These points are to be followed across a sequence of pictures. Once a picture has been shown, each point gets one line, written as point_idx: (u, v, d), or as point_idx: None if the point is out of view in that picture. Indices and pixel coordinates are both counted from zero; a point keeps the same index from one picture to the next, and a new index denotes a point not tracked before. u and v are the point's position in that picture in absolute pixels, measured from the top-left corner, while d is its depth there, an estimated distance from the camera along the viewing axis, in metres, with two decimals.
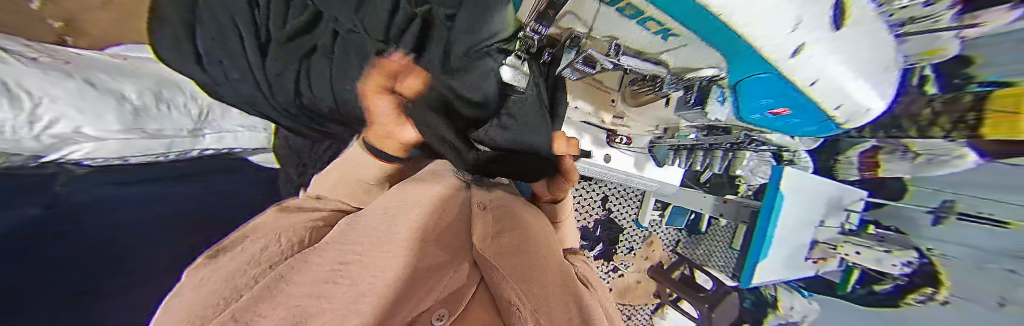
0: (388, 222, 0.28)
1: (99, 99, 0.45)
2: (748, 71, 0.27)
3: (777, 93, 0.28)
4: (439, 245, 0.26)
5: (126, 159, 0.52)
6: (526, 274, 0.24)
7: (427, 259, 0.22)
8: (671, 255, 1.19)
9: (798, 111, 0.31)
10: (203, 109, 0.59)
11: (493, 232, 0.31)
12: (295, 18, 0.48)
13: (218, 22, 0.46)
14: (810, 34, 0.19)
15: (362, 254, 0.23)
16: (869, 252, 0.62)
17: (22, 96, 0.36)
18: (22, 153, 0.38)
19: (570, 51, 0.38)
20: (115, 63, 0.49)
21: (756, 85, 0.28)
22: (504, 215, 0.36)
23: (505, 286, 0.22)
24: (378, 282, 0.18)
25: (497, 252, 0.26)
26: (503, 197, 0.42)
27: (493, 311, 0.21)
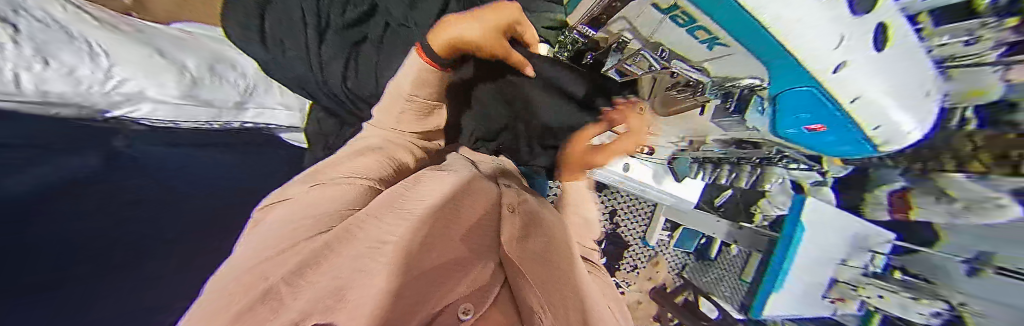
0: (425, 206, 0.28)
1: (161, 65, 0.57)
2: (787, 85, 0.27)
3: (812, 109, 0.27)
4: (469, 241, 0.28)
5: (176, 124, 0.59)
6: (550, 292, 0.28)
7: (460, 258, 0.25)
8: (674, 278, 1.16)
9: (835, 130, 0.28)
10: (250, 85, 0.70)
11: (521, 235, 0.33)
12: (353, 9, 0.52)
13: (289, 8, 0.52)
14: (855, 51, 0.19)
15: (400, 236, 0.23)
16: (895, 297, 0.59)
17: (98, 56, 0.50)
18: (93, 104, 0.49)
19: (617, 52, 0.41)
20: (177, 39, 0.63)
21: (795, 100, 0.28)
22: (528, 220, 0.37)
23: (529, 293, 0.25)
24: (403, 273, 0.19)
25: (521, 257, 0.29)
26: (526, 199, 0.43)
27: (513, 314, 0.23)
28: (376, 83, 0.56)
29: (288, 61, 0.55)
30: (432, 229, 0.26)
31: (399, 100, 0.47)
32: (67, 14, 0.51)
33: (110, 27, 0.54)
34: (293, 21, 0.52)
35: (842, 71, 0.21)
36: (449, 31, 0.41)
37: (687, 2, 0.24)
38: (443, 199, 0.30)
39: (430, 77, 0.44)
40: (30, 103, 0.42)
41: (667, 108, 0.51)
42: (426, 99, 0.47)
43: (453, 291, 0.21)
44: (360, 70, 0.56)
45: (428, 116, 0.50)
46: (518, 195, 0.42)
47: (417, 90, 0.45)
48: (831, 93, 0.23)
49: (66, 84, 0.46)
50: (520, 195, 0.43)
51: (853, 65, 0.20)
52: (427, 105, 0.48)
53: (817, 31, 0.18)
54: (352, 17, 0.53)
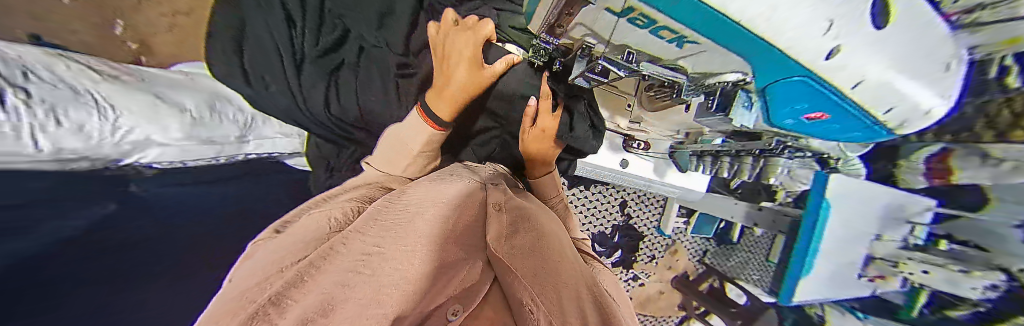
0: (411, 217, 0.28)
1: (167, 111, 0.52)
2: (778, 74, 0.25)
3: (811, 99, 0.27)
4: (457, 242, 0.26)
5: (185, 163, 0.57)
6: (544, 283, 0.24)
7: (448, 256, 0.22)
8: (696, 265, 1.10)
9: (837, 111, 0.29)
10: (250, 119, 0.67)
11: (508, 231, 0.30)
12: (327, 36, 0.54)
13: (261, 41, 0.53)
14: (846, 36, 0.18)
15: (384, 246, 0.23)
16: (939, 271, 0.55)
17: (105, 109, 0.44)
18: (105, 156, 0.44)
19: (582, 59, 0.35)
20: (174, 83, 0.59)
21: (790, 85, 0.26)
22: (518, 217, 0.35)
23: (518, 288, 0.21)
24: (399, 273, 0.17)
25: (510, 253, 0.26)
26: (519, 200, 0.42)
27: (504, 311, 0.21)
28: (359, 106, 0.57)
29: (269, 95, 0.55)
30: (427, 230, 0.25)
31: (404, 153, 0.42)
32: (81, 69, 0.46)
33: (111, 79, 0.49)
34: (268, 51, 0.53)
35: (833, 55, 0.20)
36: (456, 80, 0.40)
37: (643, 6, 0.20)
38: (439, 204, 0.30)
39: (436, 138, 0.41)
40: (46, 164, 0.38)
41: (654, 105, 0.49)
42: (431, 152, 0.43)
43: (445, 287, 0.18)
44: (341, 95, 0.57)
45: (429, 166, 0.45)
46: (509, 195, 0.41)
47: (426, 147, 0.41)
48: (824, 78, 0.23)
49: (80, 140, 0.40)
50: (511, 196, 0.41)
51: (847, 48, 0.19)
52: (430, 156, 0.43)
53: (798, 25, 0.17)
54: (327, 45, 0.54)
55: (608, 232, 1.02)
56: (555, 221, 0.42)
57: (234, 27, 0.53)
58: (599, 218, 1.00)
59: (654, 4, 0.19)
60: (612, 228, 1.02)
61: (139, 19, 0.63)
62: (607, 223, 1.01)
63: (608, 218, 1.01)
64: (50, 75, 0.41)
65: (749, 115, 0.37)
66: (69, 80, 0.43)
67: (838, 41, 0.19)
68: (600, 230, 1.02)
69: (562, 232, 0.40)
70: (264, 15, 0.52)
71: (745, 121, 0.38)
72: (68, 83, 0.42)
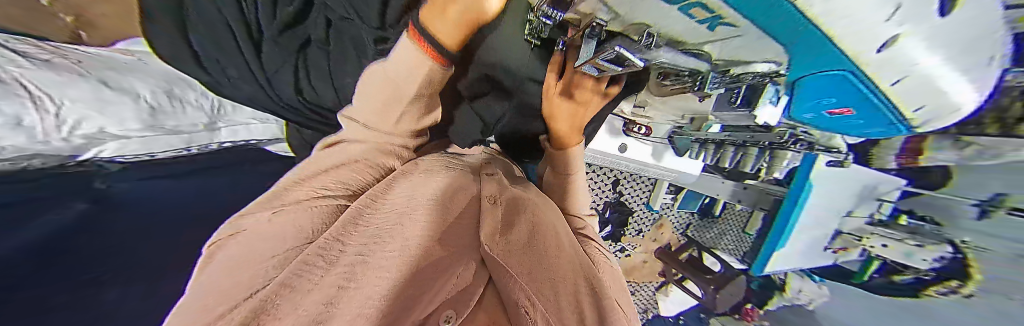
0: (399, 218, 0.27)
1: (115, 97, 0.50)
2: (811, 68, 0.23)
3: (840, 90, 0.24)
4: (446, 244, 0.27)
5: (154, 155, 0.56)
6: (541, 282, 0.26)
7: (432, 258, 0.24)
8: (680, 237, 1.17)
9: (864, 114, 0.27)
10: (215, 104, 0.64)
11: (501, 227, 0.31)
12: (283, 8, 0.43)
13: (203, 14, 0.44)
14: (904, 26, 0.14)
15: (368, 255, 0.22)
16: (898, 245, 0.59)
17: (44, 99, 0.43)
18: (59, 154, 0.44)
19: (590, 41, 0.30)
20: (123, 64, 0.55)
21: (821, 84, 0.25)
22: (512, 209, 0.36)
23: (516, 290, 0.23)
24: (383, 282, 0.18)
25: (506, 250, 0.27)
26: (514, 189, 0.41)
27: (501, 314, 0.24)
28: (336, 90, 0.53)
29: (232, 81, 0.51)
30: (416, 235, 0.25)
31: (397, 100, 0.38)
32: (6, 54, 0.43)
33: (46, 65, 0.45)
34: (218, 33, 0.46)
35: (910, 79, 0.19)
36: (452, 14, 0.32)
37: None
38: (428, 206, 0.29)
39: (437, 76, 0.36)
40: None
41: (661, 89, 0.45)
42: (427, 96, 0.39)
43: (436, 295, 0.21)
44: (313, 79, 0.51)
45: (425, 117, 0.42)
46: (500, 183, 0.41)
47: (422, 89, 0.37)
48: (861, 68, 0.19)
49: (22, 137, 0.41)
50: (502, 184, 0.41)
51: (925, 77, 0.18)
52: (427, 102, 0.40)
53: (882, 39, 0.16)
54: (286, 18, 0.44)
55: (599, 209, 1.06)
56: (556, 212, 0.42)
57: None
58: (591, 195, 1.03)
59: None
60: (603, 205, 1.05)
61: None
62: (599, 200, 1.04)
63: (600, 196, 1.03)
64: None
65: (773, 109, 0.34)
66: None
67: (926, 66, 0.17)
68: (593, 207, 1.05)
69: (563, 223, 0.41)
70: None
71: (769, 116, 0.35)
72: None
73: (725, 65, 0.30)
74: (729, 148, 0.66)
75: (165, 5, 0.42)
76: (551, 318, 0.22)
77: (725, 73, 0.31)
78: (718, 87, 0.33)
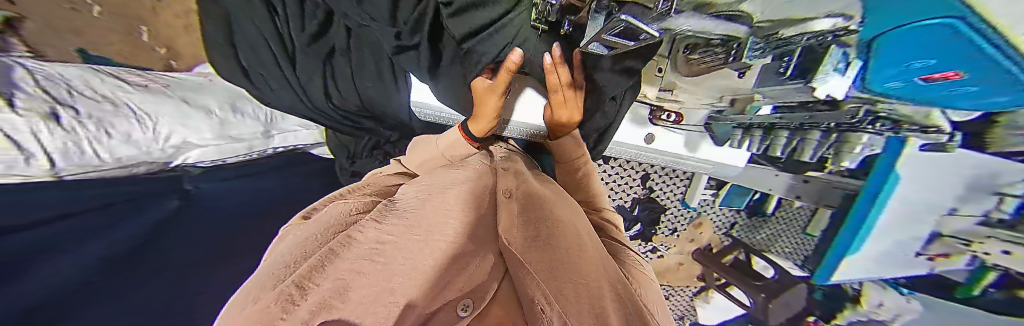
0: (420, 204, 0.32)
1: (194, 113, 0.57)
2: (904, 18, 0.20)
3: (942, 45, 0.20)
4: (471, 236, 0.29)
5: (225, 160, 0.63)
6: (558, 281, 0.26)
7: (459, 250, 0.27)
8: (723, 238, 1.05)
9: (983, 77, 0.22)
10: (268, 115, 0.71)
11: (520, 221, 0.32)
12: (309, 22, 0.48)
13: (247, 35, 0.50)
14: None
15: (395, 236, 0.28)
16: (1022, 250, 0.44)
17: (144, 118, 0.49)
18: (156, 162, 0.51)
19: (598, 16, 0.29)
20: (197, 85, 0.63)
21: (910, 39, 0.21)
22: (526, 203, 0.36)
23: (530, 285, 0.25)
24: (405, 277, 0.23)
25: (523, 247, 0.28)
26: (528, 180, 0.41)
27: (515, 306, 0.27)
28: (359, 95, 0.56)
29: (274, 91, 0.56)
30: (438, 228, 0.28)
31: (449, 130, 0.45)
32: (112, 81, 0.49)
33: (141, 88, 0.52)
34: (255, 46, 0.51)
35: None
36: None
37: None
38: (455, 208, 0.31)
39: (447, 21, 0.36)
40: (111, 172, 0.45)
41: (689, 68, 0.42)
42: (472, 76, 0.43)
43: (454, 284, 0.24)
44: (339, 85, 0.56)
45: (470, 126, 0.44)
46: (517, 178, 0.41)
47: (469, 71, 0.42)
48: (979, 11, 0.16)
49: (132, 148, 0.47)
50: (520, 178, 0.41)
51: None
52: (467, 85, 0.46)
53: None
54: (313, 30, 0.49)
55: (627, 205, 1.00)
56: (577, 211, 0.41)
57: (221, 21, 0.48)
58: (618, 192, 0.97)
59: None
60: (632, 202, 0.99)
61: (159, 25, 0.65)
62: (627, 196, 0.98)
63: (628, 192, 0.97)
64: (91, 90, 0.45)
65: (838, 80, 0.31)
66: (108, 94, 0.47)
67: None
68: (619, 204, 1.00)
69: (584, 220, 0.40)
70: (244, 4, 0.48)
71: (833, 88, 0.32)
72: (108, 97, 0.46)
73: (771, 29, 0.27)
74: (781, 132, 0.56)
75: (221, 31, 0.49)
76: (567, 317, 0.22)
77: (771, 36, 0.29)
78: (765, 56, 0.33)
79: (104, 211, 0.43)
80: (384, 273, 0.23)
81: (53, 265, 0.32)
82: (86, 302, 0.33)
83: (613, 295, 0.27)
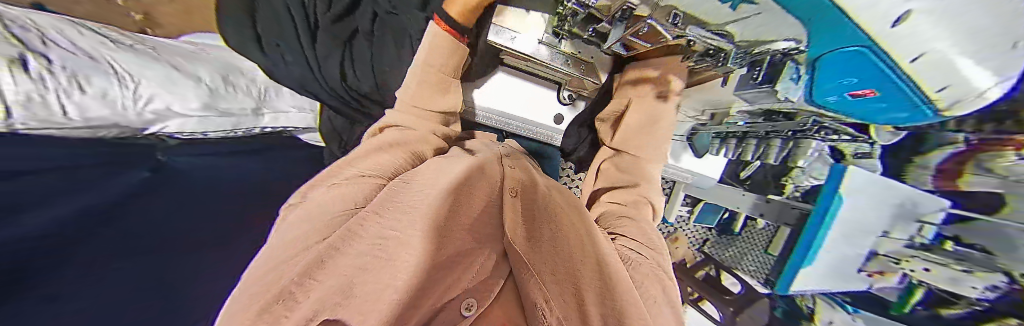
0: (426, 198, 0.31)
1: (182, 81, 0.60)
2: (833, 44, 0.23)
3: (866, 72, 0.23)
4: (475, 233, 0.31)
5: (206, 134, 0.63)
6: (559, 284, 0.29)
7: (464, 249, 0.28)
8: (696, 254, 1.14)
9: (887, 96, 0.26)
10: (262, 91, 0.73)
11: (524, 222, 0.34)
12: (337, 4, 0.52)
13: (274, 10, 0.53)
14: (915, 1, 0.15)
15: (398, 230, 0.27)
16: (942, 269, 0.52)
17: (125, 78, 0.53)
18: (132, 125, 0.53)
19: (620, 23, 0.35)
20: (192, 53, 0.67)
21: (840, 61, 0.24)
22: (532, 205, 0.38)
23: (533, 285, 0.27)
24: (410, 260, 0.23)
25: (526, 247, 0.30)
26: (536, 180, 0.44)
27: (520, 312, 0.28)
28: (375, 77, 0.57)
29: (287, 64, 0.56)
30: (427, 205, 0.29)
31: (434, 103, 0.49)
32: (100, 40, 0.55)
33: (126, 49, 0.57)
34: (279, 22, 0.53)
35: (919, 59, 0.20)
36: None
37: None
38: (460, 210, 0.31)
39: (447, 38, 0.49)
40: (82, 131, 0.47)
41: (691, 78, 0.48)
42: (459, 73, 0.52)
43: (458, 283, 0.26)
44: (357, 67, 0.56)
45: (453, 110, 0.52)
46: (524, 173, 0.44)
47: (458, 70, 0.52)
48: (879, 45, 0.19)
49: (107, 109, 0.50)
50: (527, 173, 0.45)
51: (938, 56, 0.19)
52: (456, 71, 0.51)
53: (896, 12, 0.16)
54: (340, 10, 0.52)
55: None
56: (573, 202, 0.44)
57: None
58: None
59: None
60: None
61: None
62: None
63: None
64: (68, 44, 0.50)
65: (796, 87, 0.33)
66: (89, 51, 0.51)
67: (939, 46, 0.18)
68: None
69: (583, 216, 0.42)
70: None
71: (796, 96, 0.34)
72: (88, 54, 0.51)
73: (747, 46, 0.31)
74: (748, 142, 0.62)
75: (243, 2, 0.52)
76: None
77: (747, 52, 0.32)
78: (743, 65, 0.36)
79: (68, 178, 0.43)
80: (386, 272, 0.24)
81: None
82: None
83: (603, 285, 0.30)
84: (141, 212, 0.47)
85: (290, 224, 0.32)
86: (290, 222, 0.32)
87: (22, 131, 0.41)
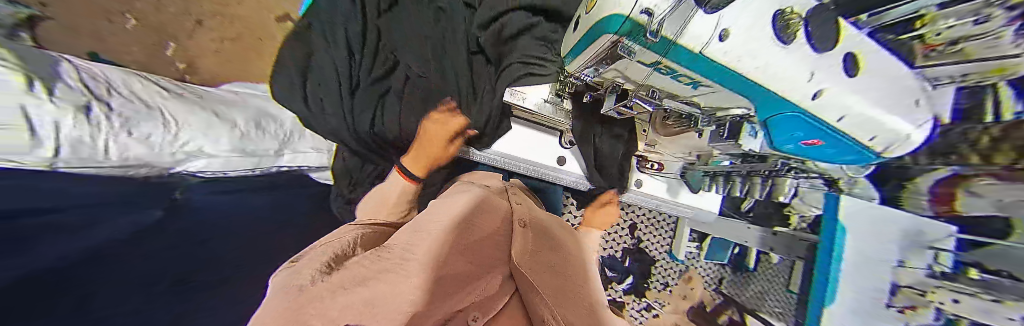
0: (444, 228, 0.36)
1: (220, 125, 0.69)
2: (767, 117, 0.28)
3: (807, 135, 0.27)
4: (483, 261, 0.36)
5: (225, 173, 0.70)
6: (560, 305, 0.33)
7: (475, 272, 0.33)
8: (714, 295, 0.95)
9: (830, 152, 0.30)
10: (287, 135, 0.83)
11: (530, 248, 0.39)
12: (379, 68, 0.62)
13: (324, 71, 0.60)
14: (821, 80, 0.21)
15: (419, 254, 0.32)
16: (975, 302, 0.35)
17: (171, 123, 0.61)
18: (161, 165, 0.59)
19: (613, 94, 0.44)
20: (231, 102, 0.78)
21: (780, 130, 0.29)
22: (535, 235, 0.42)
23: (538, 302, 0.32)
24: (430, 276, 0.29)
25: (532, 268, 0.35)
26: (534, 214, 0.48)
27: (524, 323, 0.33)
28: (400, 125, 0.63)
29: (325, 116, 0.60)
30: (446, 235, 0.35)
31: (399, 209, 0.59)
32: (159, 91, 0.66)
33: (178, 98, 0.68)
34: (326, 82, 0.60)
35: (846, 119, 0.24)
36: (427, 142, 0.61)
37: (670, 61, 0.25)
38: (471, 238, 0.37)
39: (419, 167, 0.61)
40: (113, 169, 0.51)
41: (667, 129, 0.57)
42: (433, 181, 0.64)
43: (468, 297, 0.30)
44: (385, 117, 0.63)
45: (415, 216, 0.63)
46: (523, 207, 0.48)
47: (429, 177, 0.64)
48: (814, 115, 0.24)
49: (145, 150, 0.55)
50: (524, 207, 0.48)
51: (862, 116, 0.24)
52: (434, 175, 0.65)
53: (815, 89, 0.22)
54: (379, 73, 0.62)
55: (618, 256, 1.03)
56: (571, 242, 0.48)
57: (302, 56, 0.60)
58: (610, 240, 1.04)
59: (680, 61, 0.24)
60: (622, 252, 1.03)
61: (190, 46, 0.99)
62: (617, 245, 1.04)
63: (618, 241, 1.04)
64: (135, 96, 0.60)
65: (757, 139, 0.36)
66: (150, 101, 0.61)
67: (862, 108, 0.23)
68: (611, 253, 1.03)
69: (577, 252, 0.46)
70: (331, 53, 0.60)
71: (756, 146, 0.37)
72: (148, 102, 0.61)
73: (712, 110, 0.36)
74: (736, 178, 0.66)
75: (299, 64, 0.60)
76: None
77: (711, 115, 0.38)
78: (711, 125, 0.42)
79: (110, 206, 0.50)
80: (395, 279, 0.29)
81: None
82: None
83: None
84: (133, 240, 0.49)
85: (294, 269, 0.32)
86: (291, 268, 0.32)
87: (59, 169, 0.43)
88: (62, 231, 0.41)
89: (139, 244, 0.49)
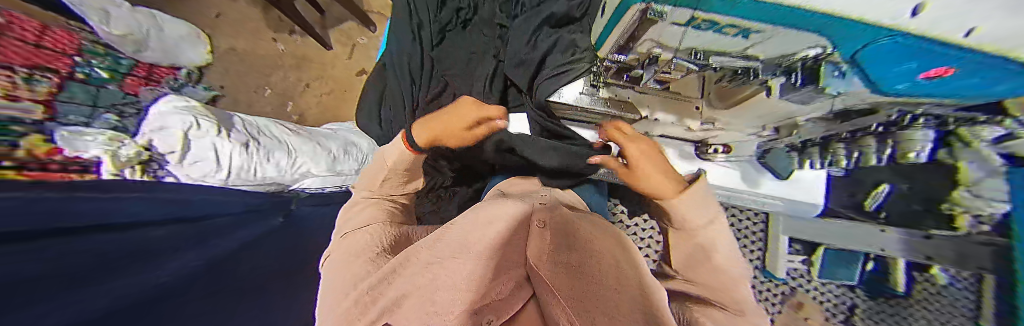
0: (464, 231, 0.34)
1: (320, 151, 0.91)
2: (858, 40, 0.25)
3: (915, 54, 0.24)
4: (502, 257, 0.32)
5: (322, 188, 0.94)
6: (589, 296, 0.24)
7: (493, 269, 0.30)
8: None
9: (972, 65, 0.23)
10: (364, 156, 1.04)
11: (550, 248, 0.34)
12: (431, 88, 0.70)
13: (392, 95, 0.72)
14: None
15: (441, 257, 0.31)
16: None
17: (292, 152, 0.86)
18: (282, 182, 0.83)
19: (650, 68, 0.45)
20: (327, 132, 1.04)
21: (877, 53, 0.25)
22: (562, 233, 0.37)
23: (553, 305, 0.24)
24: (448, 280, 0.27)
25: (552, 271, 0.29)
26: (563, 214, 0.43)
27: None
28: None
29: (392, 132, 0.72)
30: (464, 234, 0.33)
31: (382, 170, 0.45)
32: (283, 128, 0.93)
33: (295, 133, 0.94)
34: (394, 105, 0.72)
35: (976, 31, 0.20)
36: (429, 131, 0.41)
37: (705, 14, 0.27)
38: (490, 236, 0.33)
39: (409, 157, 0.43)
40: (254, 185, 0.77)
41: (726, 100, 0.49)
42: (404, 170, 0.45)
43: (487, 295, 0.26)
44: None
45: (407, 183, 0.48)
46: (551, 211, 0.43)
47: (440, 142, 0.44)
48: (916, 33, 0.21)
49: (274, 172, 0.80)
50: (555, 211, 0.43)
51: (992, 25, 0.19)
52: (406, 175, 0.46)
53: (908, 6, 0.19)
54: (433, 94, 0.70)
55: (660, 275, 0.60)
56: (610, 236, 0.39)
57: (377, 87, 0.76)
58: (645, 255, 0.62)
59: (712, 10, 0.26)
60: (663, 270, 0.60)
61: (301, 101, 1.35)
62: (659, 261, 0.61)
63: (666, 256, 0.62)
64: (269, 134, 0.86)
65: (847, 81, 0.31)
66: (279, 137, 0.88)
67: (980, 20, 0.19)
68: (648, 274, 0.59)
69: (624, 249, 0.36)
70: (397, 80, 0.72)
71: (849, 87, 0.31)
72: (278, 138, 0.87)
73: (778, 59, 0.35)
74: (837, 145, 0.53)
75: (377, 95, 0.76)
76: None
77: (780, 66, 0.35)
78: (780, 77, 0.37)
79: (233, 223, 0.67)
80: (432, 271, 0.29)
81: (139, 271, 0.44)
82: (147, 265, 0.46)
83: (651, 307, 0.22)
84: (241, 254, 0.63)
85: (341, 260, 0.37)
86: (337, 255, 0.39)
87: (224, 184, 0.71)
88: (192, 242, 0.55)
89: (242, 258, 0.63)
